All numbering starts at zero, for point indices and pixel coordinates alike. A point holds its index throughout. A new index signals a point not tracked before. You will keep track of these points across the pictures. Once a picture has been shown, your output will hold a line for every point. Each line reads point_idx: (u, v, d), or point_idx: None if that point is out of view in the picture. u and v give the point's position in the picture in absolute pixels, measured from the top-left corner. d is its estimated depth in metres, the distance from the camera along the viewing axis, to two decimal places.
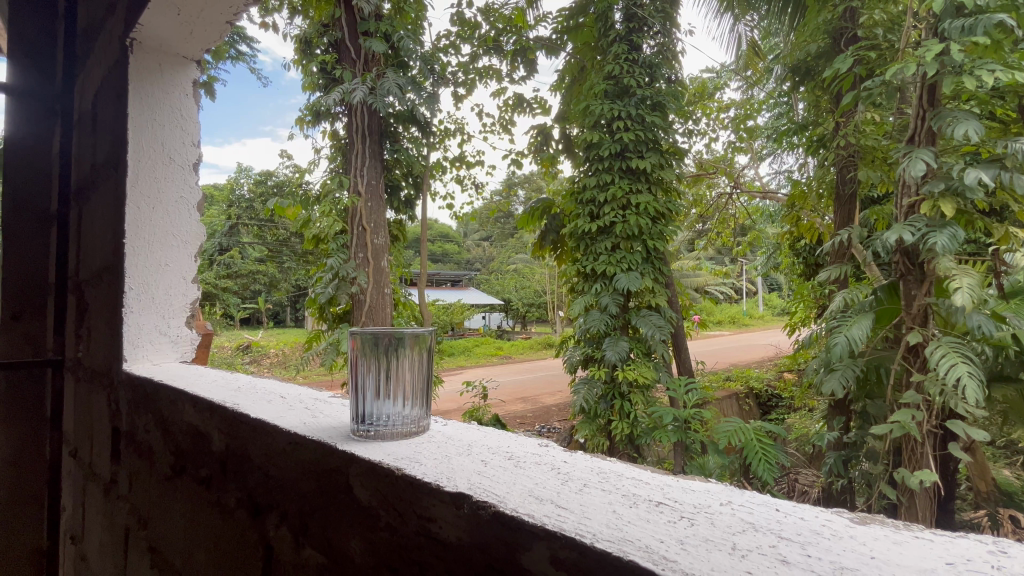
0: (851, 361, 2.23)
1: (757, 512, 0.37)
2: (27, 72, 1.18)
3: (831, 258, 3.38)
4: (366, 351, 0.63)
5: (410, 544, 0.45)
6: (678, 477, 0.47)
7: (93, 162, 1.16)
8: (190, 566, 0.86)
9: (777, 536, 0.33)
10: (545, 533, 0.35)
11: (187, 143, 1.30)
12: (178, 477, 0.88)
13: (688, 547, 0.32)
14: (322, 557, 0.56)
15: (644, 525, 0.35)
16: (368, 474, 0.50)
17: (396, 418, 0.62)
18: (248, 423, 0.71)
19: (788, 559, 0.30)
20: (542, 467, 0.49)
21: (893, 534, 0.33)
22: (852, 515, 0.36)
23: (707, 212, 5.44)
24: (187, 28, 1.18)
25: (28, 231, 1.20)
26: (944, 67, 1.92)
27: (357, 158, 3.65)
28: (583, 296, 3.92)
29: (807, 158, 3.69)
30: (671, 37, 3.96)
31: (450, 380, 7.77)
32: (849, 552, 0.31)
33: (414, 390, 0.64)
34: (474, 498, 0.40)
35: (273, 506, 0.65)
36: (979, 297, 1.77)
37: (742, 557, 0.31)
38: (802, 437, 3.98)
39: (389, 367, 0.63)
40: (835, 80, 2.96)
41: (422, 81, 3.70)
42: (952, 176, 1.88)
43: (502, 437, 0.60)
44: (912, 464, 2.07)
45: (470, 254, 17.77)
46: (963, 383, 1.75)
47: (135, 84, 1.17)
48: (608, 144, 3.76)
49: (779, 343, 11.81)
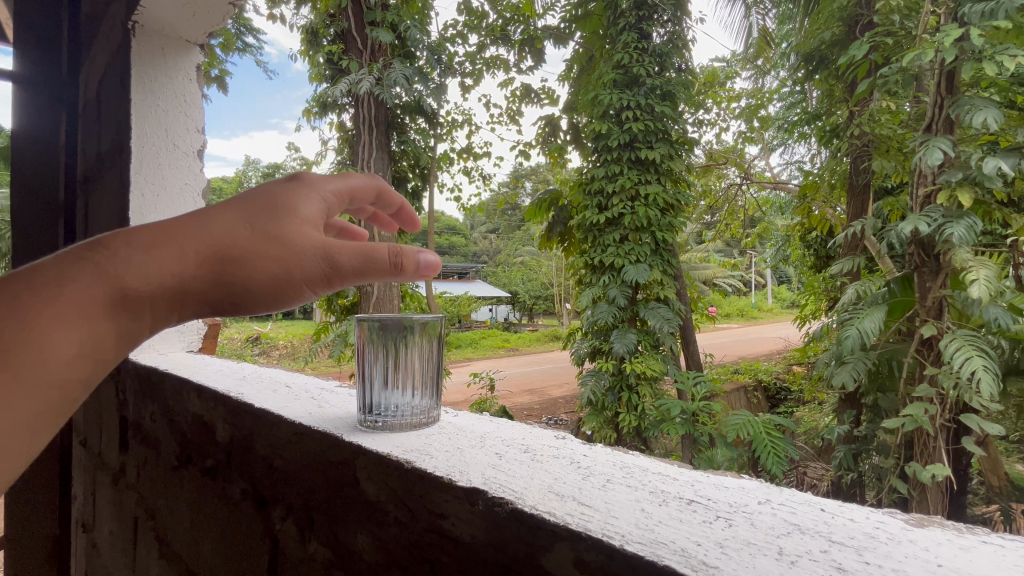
0: (863, 354, 2.17)
1: (801, 512, 0.34)
2: (29, 59, 1.04)
3: (843, 251, 3.33)
4: (374, 337, 0.60)
5: (421, 541, 0.43)
6: (708, 473, 0.44)
7: (98, 151, 1.08)
8: (196, 557, 0.84)
9: (828, 540, 0.30)
10: (569, 533, 0.32)
11: (191, 130, 1.27)
12: (185, 467, 0.87)
13: (729, 552, 0.29)
14: (328, 552, 0.54)
15: (678, 526, 0.32)
16: (376, 466, 0.48)
17: (405, 408, 0.59)
18: (252, 413, 0.69)
19: (845, 566, 0.27)
20: (560, 461, 0.46)
21: (957, 538, 0.30)
22: (907, 516, 0.33)
23: (717, 203, 5.35)
24: (190, 10, 1.14)
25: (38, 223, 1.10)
26: (963, 53, 1.83)
27: (365, 150, 3.55)
28: (591, 288, 3.89)
29: (820, 148, 3.61)
30: (681, 25, 3.90)
31: (457, 373, 7.79)
32: (912, 559, 0.28)
33: (423, 378, 0.61)
34: (489, 494, 0.37)
35: (278, 498, 0.63)
36: (996, 290, 1.71)
37: (793, 563, 0.28)
38: (811, 430, 3.93)
39: (397, 353, 0.60)
40: (850, 68, 2.89)
41: (430, 72, 3.57)
42: (970, 166, 1.82)
43: (517, 429, 0.57)
44: (923, 458, 2.02)
45: (477, 247, 17.74)
46: (977, 376, 1.70)
47: (137, 69, 1.16)
48: (616, 134, 3.71)
49: (789, 336, 11.69)
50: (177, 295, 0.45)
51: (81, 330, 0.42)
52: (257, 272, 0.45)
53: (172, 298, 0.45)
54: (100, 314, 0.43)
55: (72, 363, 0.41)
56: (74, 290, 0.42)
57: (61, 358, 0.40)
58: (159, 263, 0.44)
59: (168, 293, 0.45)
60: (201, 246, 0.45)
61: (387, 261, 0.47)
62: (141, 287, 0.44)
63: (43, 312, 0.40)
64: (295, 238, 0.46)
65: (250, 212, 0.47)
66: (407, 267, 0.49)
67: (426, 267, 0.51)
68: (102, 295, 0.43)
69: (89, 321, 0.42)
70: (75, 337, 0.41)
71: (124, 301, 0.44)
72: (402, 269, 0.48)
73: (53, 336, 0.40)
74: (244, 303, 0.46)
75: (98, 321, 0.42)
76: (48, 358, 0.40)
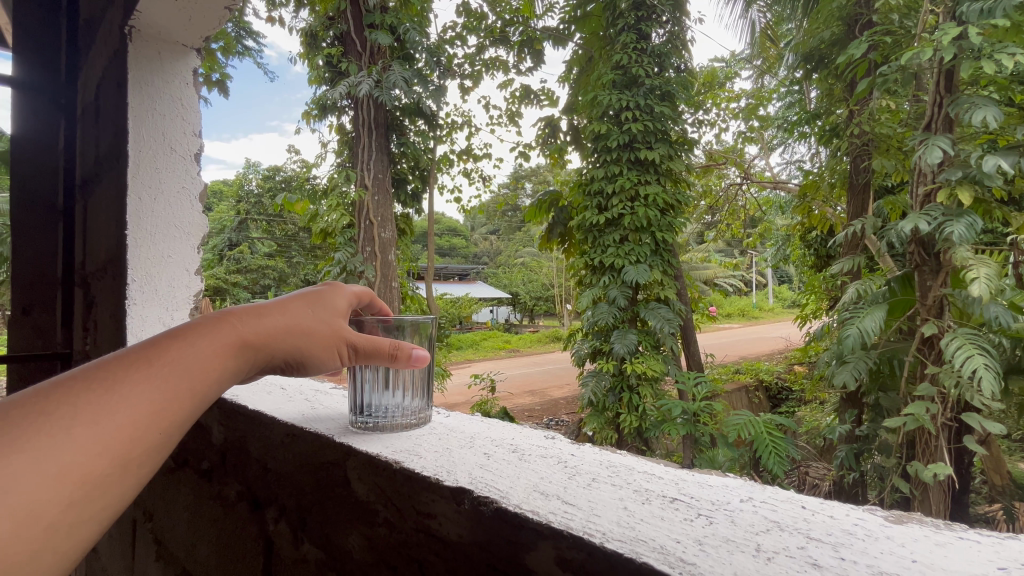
0: (863, 354, 2.16)
1: (782, 510, 0.34)
2: (28, 63, 1.07)
3: (843, 249, 3.32)
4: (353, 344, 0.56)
5: (409, 541, 0.43)
6: (692, 470, 0.44)
7: (96, 155, 1.07)
8: (192, 559, 0.84)
9: (806, 537, 0.30)
10: (551, 532, 0.32)
11: (188, 133, 1.27)
12: (182, 469, 0.87)
13: (707, 549, 0.29)
14: (321, 553, 0.54)
15: (658, 524, 0.32)
16: (365, 467, 0.48)
17: (395, 409, 0.59)
18: (246, 414, 0.70)
19: (819, 562, 0.28)
20: (547, 460, 0.46)
21: (935, 535, 0.31)
22: (886, 513, 0.34)
23: (717, 203, 5.34)
24: (186, 14, 1.13)
25: (35, 228, 1.10)
26: (962, 51, 1.83)
27: (364, 152, 3.64)
28: (592, 289, 3.89)
29: (820, 147, 3.60)
30: (681, 26, 3.91)
31: (459, 374, 7.79)
32: (887, 555, 0.28)
33: (414, 381, 0.60)
34: (474, 493, 0.38)
35: (271, 500, 0.64)
36: (997, 288, 1.71)
37: (768, 560, 0.28)
38: (812, 430, 3.92)
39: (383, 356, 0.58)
40: (849, 67, 2.89)
41: (429, 74, 3.64)
42: (970, 164, 1.82)
43: (507, 429, 0.57)
44: (925, 457, 2.01)
45: (477, 248, 17.73)
46: (979, 375, 1.69)
47: (134, 74, 1.15)
48: (616, 135, 3.71)
49: (790, 335, 11.69)
50: (273, 353, 0.45)
51: (216, 364, 0.40)
52: (321, 344, 0.49)
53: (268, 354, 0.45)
54: (228, 353, 0.41)
55: (195, 396, 0.38)
56: (203, 330, 0.41)
57: (188, 377, 0.38)
58: (273, 319, 0.46)
59: (272, 349, 0.45)
60: (293, 314, 0.48)
61: (389, 350, 0.52)
62: (258, 337, 0.44)
63: (181, 343, 0.39)
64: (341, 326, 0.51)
65: (320, 299, 0.52)
66: (402, 356, 0.53)
67: (418, 356, 0.54)
68: (231, 338, 0.42)
69: (218, 357, 0.41)
70: (207, 369, 0.39)
71: (244, 350, 0.43)
72: (398, 356, 0.53)
73: (187, 365, 0.38)
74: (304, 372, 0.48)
75: (228, 356, 0.41)
76: (179, 384, 0.37)
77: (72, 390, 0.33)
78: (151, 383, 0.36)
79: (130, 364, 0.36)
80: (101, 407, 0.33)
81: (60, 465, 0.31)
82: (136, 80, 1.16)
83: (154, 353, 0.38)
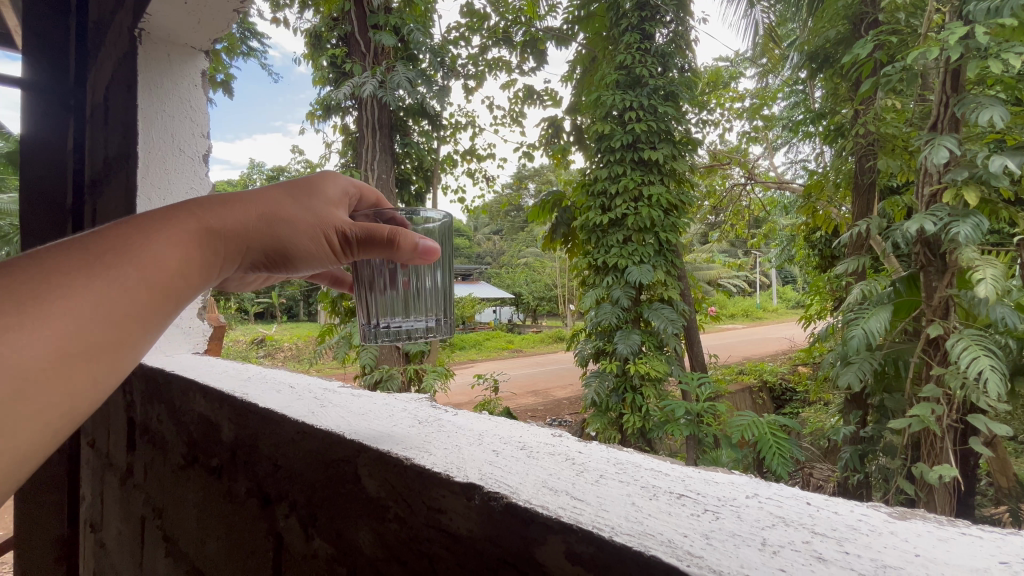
0: (868, 354, 2.15)
1: (788, 506, 0.35)
2: (38, 65, 1.05)
3: (848, 250, 3.31)
4: (366, 272, 0.66)
5: (420, 536, 0.44)
6: (699, 468, 0.45)
7: (107, 157, 1.06)
8: (202, 555, 0.85)
9: (811, 531, 0.31)
10: (561, 527, 0.33)
11: (196, 134, 1.28)
12: (191, 467, 0.88)
13: (714, 543, 0.30)
14: (331, 547, 0.55)
15: (666, 519, 0.33)
16: (376, 464, 0.49)
17: (413, 328, 0.73)
18: (257, 413, 0.70)
19: (824, 556, 0.28)
20: (555, 457, 0.47)
21: (938, 530, 0.31)
22: (890, 509, 0.34)
23: (721, 203, 5.31)
24: (195, 17, 1.15)
25: (49, 228, 1.11)
26: (969, 51, 1.82)
27: (368, 152, 3.67)
28: (595, 289, 3.89)
29: (825, 147, 3.59)
30: (685, 25, 3.90)
31: (462, 375, 7.81)
32: (892, 549, 0.29)
33: (424, 303, 0.73)
34: (484, 489, 0.39)
35: (281, 496, 0.65)
36: (1003, 288, 1.70)
37: (774, 553, 0.29)
38: (817, 431, 3.90)
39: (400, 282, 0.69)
40: (854, 67, 2.88)
41: (433, 75, 3.64)
42: (976, 164, 1.81)
43: (515, 427, 0.58)
44: (931, 458, 2.00)
45: (481, 249, 17.74)
46: (984, 376, 1.68)
47: (143, 76, 1.19)
48: (619, 135, 3.71)
49: (794, 337, 11.66)
50: (242, 244, 0.49)
51: (179, 254, 0.44)
52: (305, 230, 0.51)
53: (241, 243, 0.49)
54: (192, 244, 0.45)
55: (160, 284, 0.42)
56: (166, 226, 0.45)
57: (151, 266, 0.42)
58: (239, 211, 0.49)
59: (242, 239, 0.49)
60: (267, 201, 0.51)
61: (387, 238, 0.55)
62: (223, 228, 0.47)
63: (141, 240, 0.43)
64: (332, 213, 0.54)
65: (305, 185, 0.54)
66: (402, 246, 0.56)
67: (426, 250, 0.58)
68: (194, 229, 0.46)
69: (183, 249, 0.44)
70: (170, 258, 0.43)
71: (210, 240, 0.47)
72: (398, 245, 0.56)
73: (151, 261, 0.42)
74: (294, 259, 0.52)
75: (191, 248, 0.45)
76: (144, 276, 0.41)
77: (44, 273, 0.38)
78: (115, 275, 0.40)
79: (96, 254, 0.40)
80: (78, 294, 0.38)
81: (43, 347, 0.35)
82: (145, 82, 1.19)
83: (118, 246, 0.42)
